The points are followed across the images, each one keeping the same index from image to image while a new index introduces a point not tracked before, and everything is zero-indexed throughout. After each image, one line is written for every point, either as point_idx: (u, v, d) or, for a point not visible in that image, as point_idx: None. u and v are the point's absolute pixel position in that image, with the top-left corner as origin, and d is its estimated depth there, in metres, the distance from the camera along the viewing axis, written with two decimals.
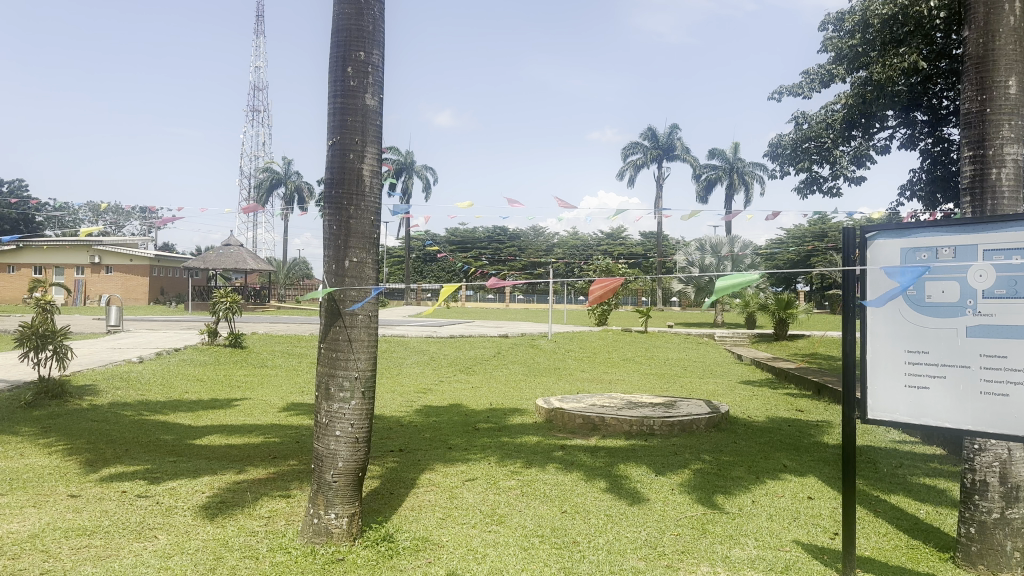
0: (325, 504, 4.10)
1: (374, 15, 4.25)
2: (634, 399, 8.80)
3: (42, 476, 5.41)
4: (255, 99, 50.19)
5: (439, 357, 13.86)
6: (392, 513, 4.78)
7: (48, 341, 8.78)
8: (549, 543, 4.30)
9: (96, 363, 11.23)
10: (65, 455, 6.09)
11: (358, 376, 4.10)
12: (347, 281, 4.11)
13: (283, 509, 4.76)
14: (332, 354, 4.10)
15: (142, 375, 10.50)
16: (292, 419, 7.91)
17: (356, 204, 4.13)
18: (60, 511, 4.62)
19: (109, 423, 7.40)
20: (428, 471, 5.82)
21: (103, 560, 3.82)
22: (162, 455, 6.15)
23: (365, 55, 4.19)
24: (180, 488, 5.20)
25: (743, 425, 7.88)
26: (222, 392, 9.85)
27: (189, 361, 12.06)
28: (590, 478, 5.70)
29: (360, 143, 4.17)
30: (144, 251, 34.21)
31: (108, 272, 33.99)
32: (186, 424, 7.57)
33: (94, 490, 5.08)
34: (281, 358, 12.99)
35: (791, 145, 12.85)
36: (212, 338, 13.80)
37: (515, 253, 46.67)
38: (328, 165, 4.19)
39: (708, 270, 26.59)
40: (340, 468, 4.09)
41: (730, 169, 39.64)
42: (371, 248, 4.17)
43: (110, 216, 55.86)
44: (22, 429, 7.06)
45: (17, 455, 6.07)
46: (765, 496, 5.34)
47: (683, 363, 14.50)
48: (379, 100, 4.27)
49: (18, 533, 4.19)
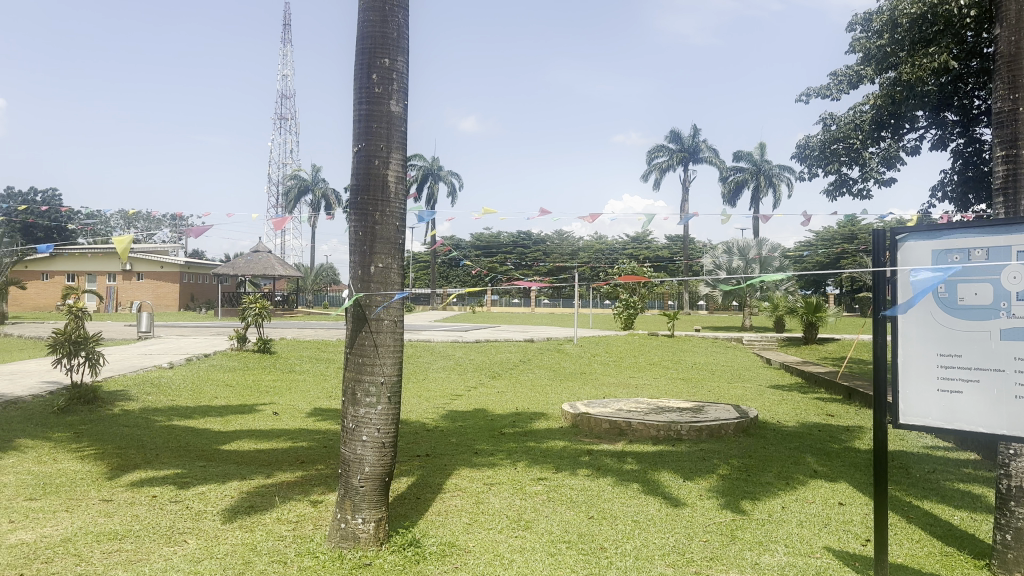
0: (351, 508, 4.11)
1: (398, 23, 4.27)
2: (661, 404, 8.73)
3: (74, 481, 5.50)
4: (283, 107, 50.68)
5: (466, 362, 13.90)
6: (419, 517, 4.78)
7: (81, 347, 8.93)
8: (575, 549, 4.27)
9: (128, 369, 11.40)
10: (97, 460, 6.19)
11: (384, 382, 4.11)
12: (373, 287, 4.13)
13: (310, 513, 4.80)
14: (358, 358, 4.13)
15: (173, 381, 10.65)
16: (321, 423, 7.98)
17: (381, 210, 4.15)
18: (92, 515, 4.69)
19: (140, 429, 7.50)
20: (454, 476, 5.83)
21: (135, 564, 3.88)
22: (191, 460, 6.23)
23: (390, 62, 4.22)
24: (210, 492, 5.26)
25: (772, 431, 7.79)
26: (251, 397, 9.94)
27: (219, 367, 12.22)
28: (618, 483, 5.66)
29: (385, 149, 4.19)
30: (174, 258, 34.72)
31: (140, 280, 34.82)
32: (213, 429, 7.65)
33: (125, 494, 5.15)
34: (309, 364, 13.09)
35: (820, 146, 12.69)
36: (241, 343, 13.96)
37: (540, 258, 46.52)
38: (354, 172, 4.21)
39: (735, 273, 26.40)
40: (367, 473, 4.09)
41: (757, 171, 39.28)
42: (396, 254, 4.20)
43: (141, 224, 56.74)
44: (55, 434, 7.18)
45: (51, 460, 6.18)
46: (796, 502, 5.27)
47: (711, 368, 14.38)
48: (403, 106, 4.28)
49: (51, 537, 4.26)
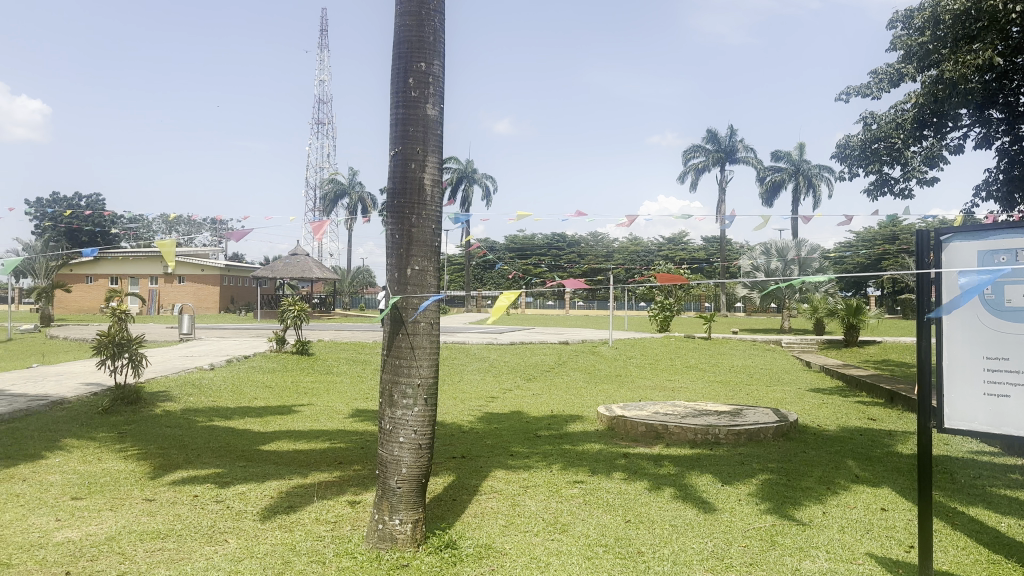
0: (389, 509, 4.14)
1: (434, 26, 4.29)
2: (699, 407, 8.64)
3: (117, 480, 5.61)
4: (320, 112, 51.30)
5: (501, 364, 13.92)
6: (455, 519, 4.80)
7: (124, 349, 9.12)
8: (612, 552, 4.25)
9: (171, 371, 11.64)
10: (141, 460, 6.32)
11: (421, 383, 4.13)
12: (409, 289, 4.15)
13: (348, 514, 4.84)
14: (396, 361, 4.15)
15: (214, 382, 10.84)
16: (359, 424, 8.06)
17: (418, 213, 4.18)
18: (135, 514, 4.79)
19: (182, 429, 7.63)
20: (490, 478, 5.83)
21: (176, 563, 3.95)
22: (232, 460, 6.33)
23: (426, 65, 4.24)
24: (250, 492, 5.33)
25: (814, 435, 7.66)
26: (290, 398, 10.07)
27: (258, 368, 12.41)
28: (654, 488, 5.62)
29: (421, 152, 4.21)
30: (215, 262, 35.37)
31: (181, 282, 35.53)
32: (252, 430, 7.75)
33: (167, 494, 5.25)
34: (346, 365, 13.22)
35: (860, 146, 12.43)
36: (280, 345, 14.15)
37: (575, 260, 46.42)
38: (390, 175, 4.25)
39: (774, 274, 26.11)
40: (404, 474, 4.12)
41: (796, 171, 38.73)
42: (432, 256, 4.22)
43: (183, 228, 57.92)
44: (100, 434, 7.34)
45: (96, 459, 6.32)
46: (837, 507, 5.17)
47: (749, 371, 14.21)
48: (440, 109, 4.31)
49: (95, 536, 4.35)
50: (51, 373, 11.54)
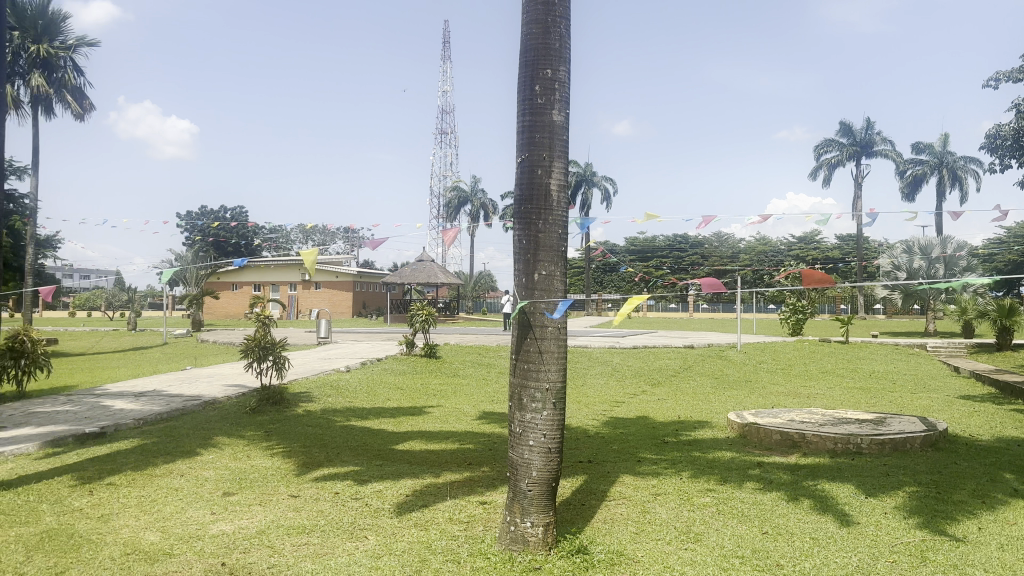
0: (520, 512, 4.19)
1: (561, 33, 4.32)
2: (837, 414, 8.24)
3: (266, 476, 5.98)
4: (444, 121, 52.70)
5: (625, 368, 13.81)
6: (585, 524, 4.80)
7: (269, 351, 9.71)
8: (749, 565, 4.11)
9: (310, 372, 12.29)
10: (286, 457, 6.70)
11: (550, 388, 4.16)
12: (537, 293, 4.20)
13: (479, 514, 4.94)
14: (525, 366, 4.20)
15: (350, 384, 11.35)
16: (487, 427, 8.21)
17: (545, 219, 4.21)
18: (282, 510, 5.08)
19: (321, 428, 8.04)
20: (618, 484, 5.79)
21: (321, 558, 4.16)
22: (368, 459, 6.60)
23: (552, 72, 4.28)
24: (386, 490, 5.54)
25: (967, 446, 7.13)
26: (420, 400, 10.40)
27: (390, 370, 12.89)
28: (791, 498, 5.40)
29: (548, 158, 4.25)
30: (347, 268, 37.04)
31: (317, 288, 37.34)
32: (386, 430, 8.06)
33: (310, 491, 5.53)
34: (472, 368, 13.51)
35: (1013, 136, 11.44)
36: (409, 348, 14.65)
37: (699, 262, 45.40)
38: (518, 182, 4.30)
39: (918, 274, 24.56)
40: (534, 477, 4.16)
41: (940, 163, 36.23)
42: (559, 261, 4.24)
43: (318, 236, 61.01)
44: (249, 432, 7.85)
45: (247, 456, 6.77)
46: (996, 524, 4.79)
47: (890, 376, 13.42)
48: (566, 115, 4.33)
49: (248, 529, 4.65)
50: (204, 374, 12.45)
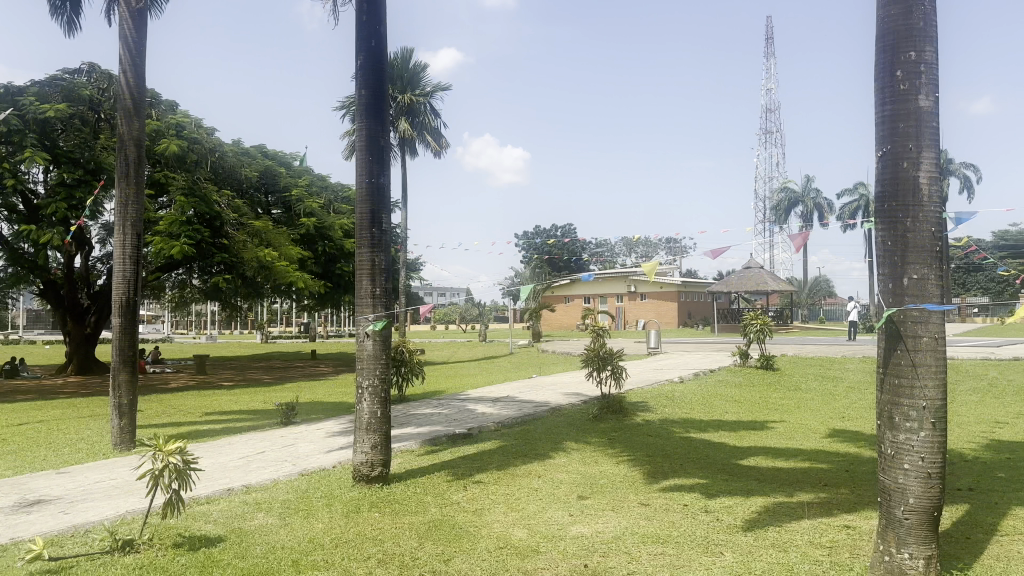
0: (897, 542, 3.78)
1: (925, 10, 3.88)
2: None
3: (615, 483, 6.17)
4: (766, 121, 50.47)
5: (1005, 384, 11.87)
6: (974, 562, 4.19)
7: (608, 361, 10.05)
8: None
9: (645, 383, 12.50)
10: (632, 465, 6.86)
11: (927, 407, 3.71)
12: (907, 300, 3.79)
13: (843, 540, 4.56)
14: (895, 381, 3.80)
15: (685, 395, 11.31)
16: (839, 444, 7.60)
17: (912, 217, 3.80)
18: (635, 517, 5.19)
19: (662, 439, 8.10)
20: (1013, 518, 4.96)
21: (679, 570, 4.16)
22: (713, 472, 6.48)
23: (917, 54, 3.85)
24: (736, 505, 5.39)
25: None
26: (760, 413, 9.98)
27: (725, 382, 12.60)
28: None
29: (914, 150, 3.82)
30: (670, 279, 37.14)
31: (642, 300, 38.25)
32: (728, 443, 7.87)
33: (659, 501, 5.59)
34: (814, 381, 12.64)
35: None
36: (744, 359, 14.20)
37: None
38: (878, 179, 3.95)
39: None
40: (911, 505, 3.74)
41: None
42: (934, 263, 3.77)
43: (640, 248, 62.19)
44: (594, 439, 8.19)
45: (595, 462, 7.06)
46: None
47: None
48: (934, 100, 3.87)
49: (605, 534, 4.83)
50: (548, 383, 13.32)
